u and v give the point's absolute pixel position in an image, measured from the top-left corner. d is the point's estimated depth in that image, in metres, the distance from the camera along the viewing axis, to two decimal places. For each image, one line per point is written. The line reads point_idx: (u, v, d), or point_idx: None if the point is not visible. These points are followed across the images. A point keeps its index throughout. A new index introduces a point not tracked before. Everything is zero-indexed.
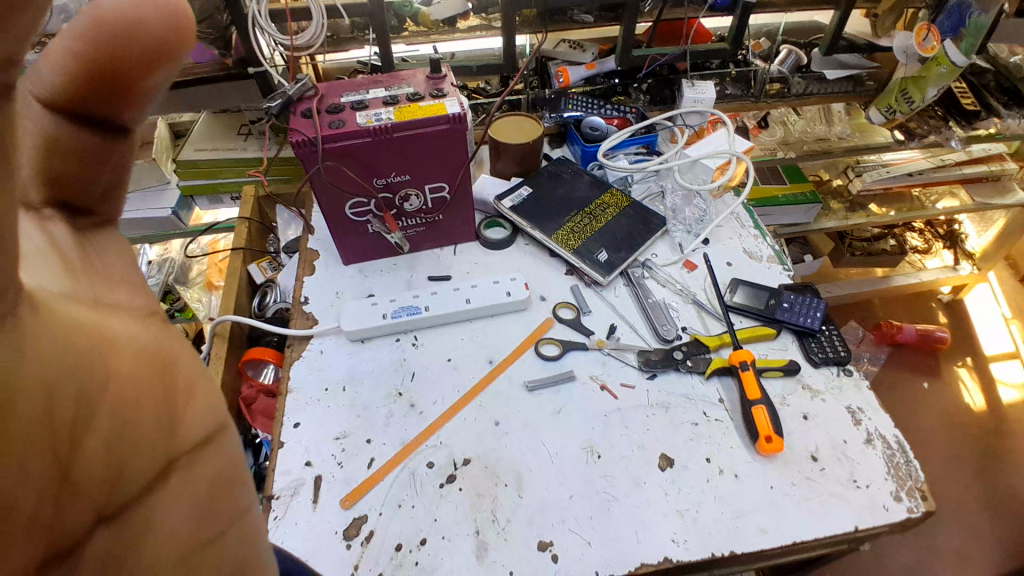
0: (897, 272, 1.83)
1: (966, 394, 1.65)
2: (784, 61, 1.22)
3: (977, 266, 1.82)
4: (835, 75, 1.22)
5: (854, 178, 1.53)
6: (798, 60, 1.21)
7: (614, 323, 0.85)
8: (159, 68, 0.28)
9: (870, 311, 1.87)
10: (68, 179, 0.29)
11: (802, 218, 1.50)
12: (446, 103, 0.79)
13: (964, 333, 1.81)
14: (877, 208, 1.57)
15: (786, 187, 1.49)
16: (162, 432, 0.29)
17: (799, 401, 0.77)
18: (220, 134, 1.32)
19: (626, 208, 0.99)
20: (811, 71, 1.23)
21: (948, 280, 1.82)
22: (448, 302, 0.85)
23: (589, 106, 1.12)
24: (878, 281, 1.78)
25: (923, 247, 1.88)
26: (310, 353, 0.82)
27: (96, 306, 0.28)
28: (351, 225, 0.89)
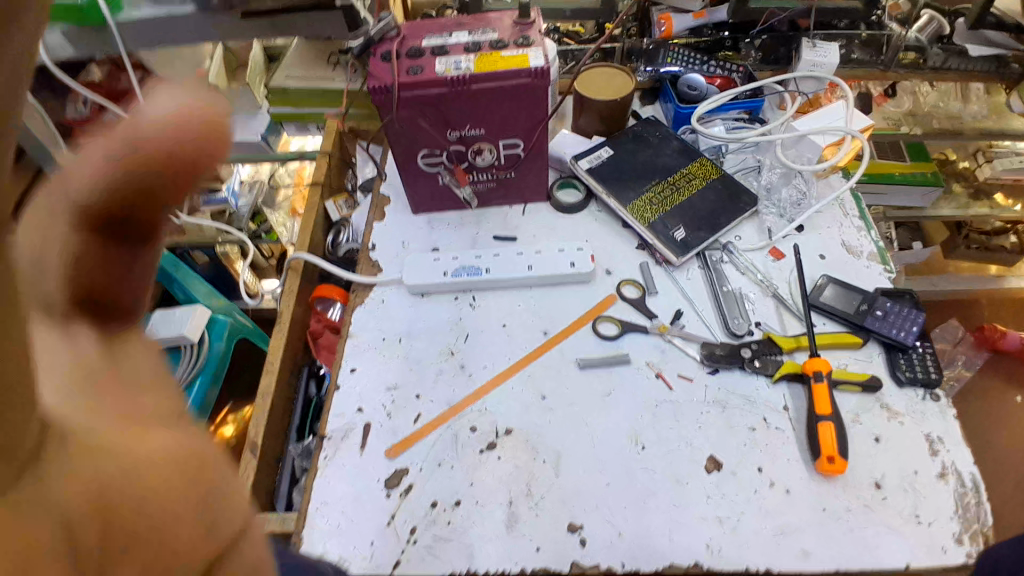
0: (1014, 271, 1.62)
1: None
2: (923, 28, 1.05)
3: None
4: (980, 51, 1.01)
5: (983, 163, 1.36)
6: (941, 29, 1.04)
7: (680, 308, 0.81)
8: (194, 185, 0.22)
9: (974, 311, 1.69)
10: (88, 294, 0.23)
11: (916, 201, 1.34)
12: (529, 55, 0.75)
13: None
14: (1003, 199, 1.37)
15: (905, 163, 1.31)
16: (197, 541, 0.23)
17: (872, 421, 0.71)
18: (311, 61, 1.32)
19: (714, 181, 0.91)
20: (952, 43, 1.03)
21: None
22: (511, 267, 0.84)
23: (690, 60, 1.01)
24: (990, 280, 1.58)
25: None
26: (372, 301, 0.85)
27: (116, 423, 0.22)
28: (422, 175, 0.87)
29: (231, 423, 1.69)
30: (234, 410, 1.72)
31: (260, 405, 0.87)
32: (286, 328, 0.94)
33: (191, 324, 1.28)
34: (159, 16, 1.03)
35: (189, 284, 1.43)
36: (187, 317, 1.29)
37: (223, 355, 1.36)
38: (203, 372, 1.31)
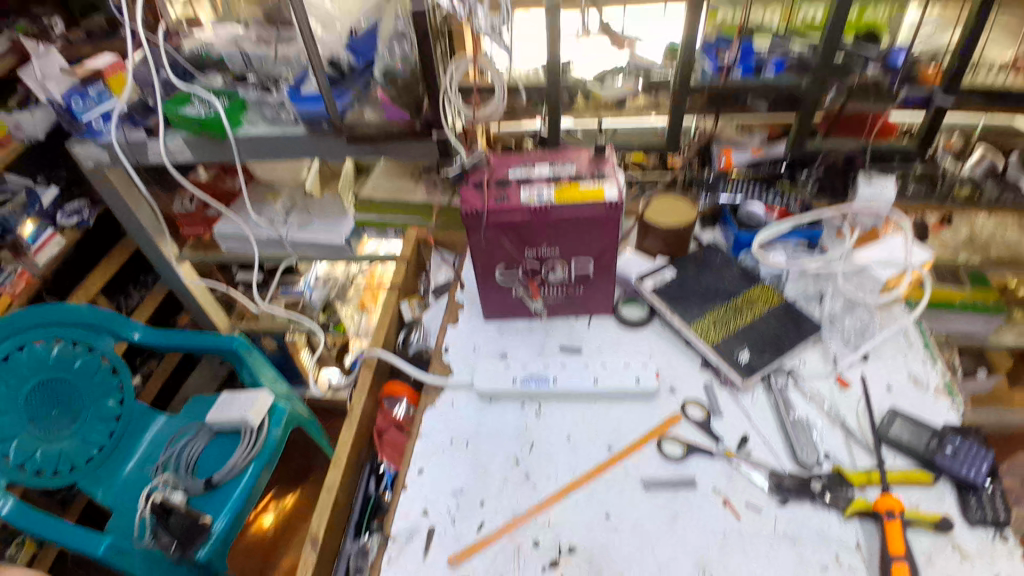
0: None
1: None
2: (976, 164, 1.11)
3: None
4: None
5: None
6: (994, 166, 1.10)
7: (746, 433, 0.81)
8: None
9: None
10: None
11: (980, 327, 1.32)
12: (604, 188, 0.83)
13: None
14: None
15: (967, 291, 1.28)
16: None
17: (944, 563, 0.67)
18: (395, 174, 1.47)
19: (776, 306, 0.93)
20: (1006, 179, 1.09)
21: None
22: (577, 379, 0.87)
23: (748, 190, 1.09)
24: None
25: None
26: (443, 403, 0.89)
27: None
28: (498, 287, 0.94)
29: (271, 512, 1.74)
30: (277, 497, 1.77)
31: (325, 499, 0.92)
32: (357, 421, 1.00)
33: (254, 407, 1.32)
34: (273, 134, 1.19)
35: (256, 369, 1.42)
36: (251, 402, 1.33)
37: (280, 442, 1.35)
38: (259, 458, 1.31)
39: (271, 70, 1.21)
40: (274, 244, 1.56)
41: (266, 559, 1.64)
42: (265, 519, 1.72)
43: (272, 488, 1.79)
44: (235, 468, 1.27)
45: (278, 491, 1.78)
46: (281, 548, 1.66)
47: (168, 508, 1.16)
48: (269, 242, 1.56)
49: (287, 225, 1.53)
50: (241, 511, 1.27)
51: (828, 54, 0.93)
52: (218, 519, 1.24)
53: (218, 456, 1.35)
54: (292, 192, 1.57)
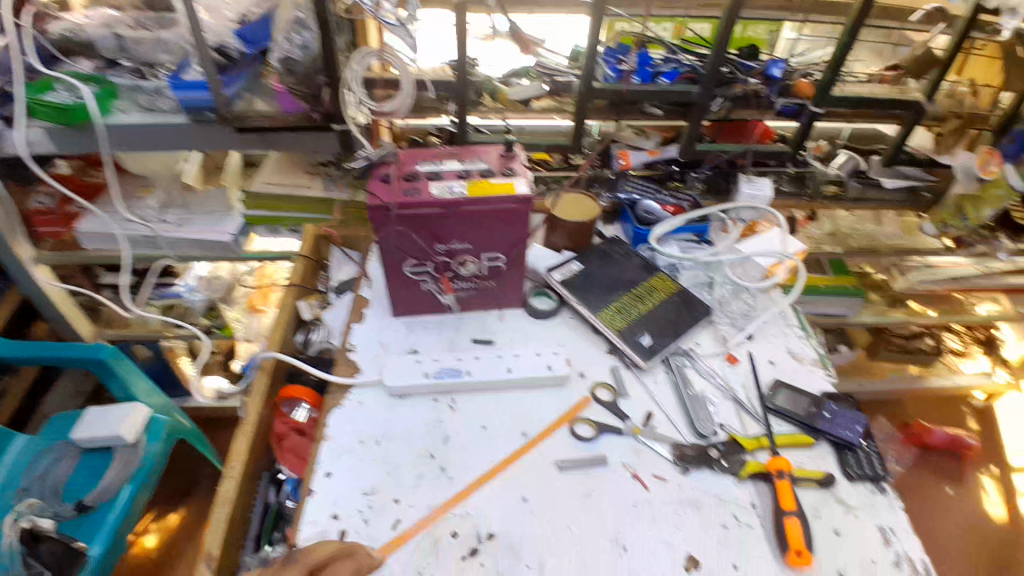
0: (933, 372, 1.82)
1: (988, 501, 1.64)
2: (842, 165, 1.30)
3: (1015, 374, 1.84)
4: (892, 185, 1.30)
5: (897, 275, 1.52)
6: (857, 166, 1.30)
7: (651, 410, 0.85)
8: None
9: (902, 410, 1.88)
10: None
11: (842, 308, 1.51)
12: (514, 184, 0.84)
13: (993, 439, 1.81)
14: (917, 306, 1.59)
15: (830, 277, 1.48)
16: None
17: (830, 514, 0.75)
18: (287, 169, 1.46)
19: (673, 294, 1.00)
20: (868, 177, 1.30)
21: (982, 386, 1.81)
22: (491, 370, 0.87)
23: (645, 190, 1.15)
24: (914, 380, 1.77)
25: (960, 349, 1.89)
26: (350, 403, 0.85)
27: None
28: (407, 282, 0.93)
29: (154, 532, 1.57)
30: (160, 517, 1.60)
31: (218, 514, 0.83)
32: (249, 431, 0.92)
33: (127, 421, 1.20)
34: (149, 124, 1.08)
35: (127, 379, 1.34)
36: (123, 415, 1.22)
37: (158, 459, 1.26)
38: (135, 478, 1.20)
39: (143, 54, 1.12)
40: (148, 244, 1.45)
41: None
42: (148, 540, 1.55)
43: (154, 507, 1.62)
44: (107, 492, 1.16)
45: (161, 510, 1.61)
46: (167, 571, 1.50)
47: (38, 535, 1.02)
48: (143, 242, 1.44)
49: (162, 224, 1.43)
50: (120, 533, 1.16)
51: (715, 69, 1.01)
52: (94, 543, 1.12)
53: (89, 475, 1.20)
54: (168, 185, 1.47)
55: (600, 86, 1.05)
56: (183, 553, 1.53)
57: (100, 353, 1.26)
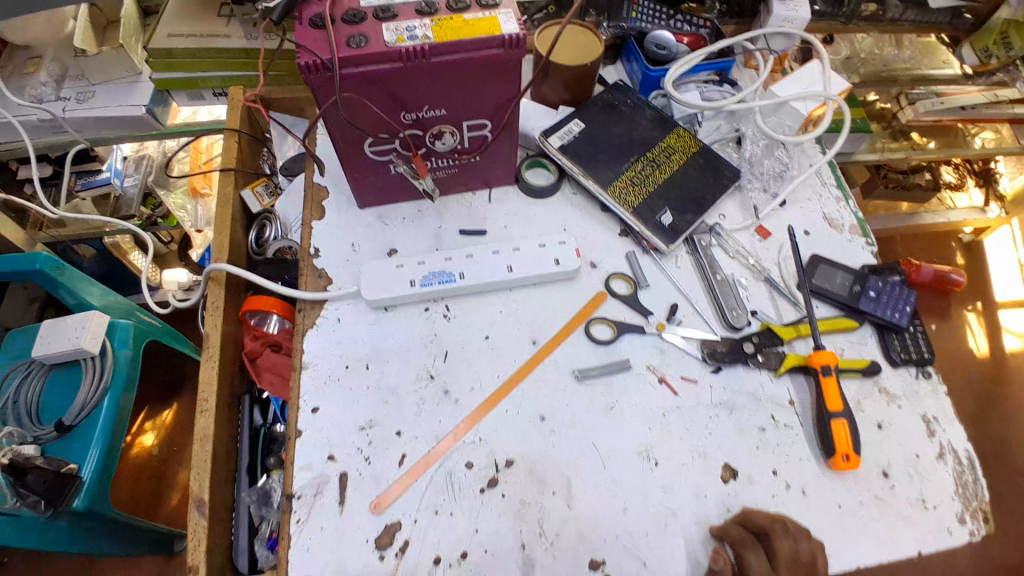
0: (926, 208, 1.76)
1: (972, 337, 1.70)
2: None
3: (1006, 211, 1.73)
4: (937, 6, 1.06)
5: (906, 104, 1.26)
6: None
7: (675, 302, 0.74)
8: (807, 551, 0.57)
9: (891, 249, 1.86)
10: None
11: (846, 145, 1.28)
12: (498, 19, 0.61)
13: (980, 274, 1.83)
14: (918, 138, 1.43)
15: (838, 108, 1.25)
16: None
17: (873, 407, 0.70)
18: (197, 15, 1.17)
19: (694, 155, 0.83)
20: None
21: (973, 222, 1.76)
22: (488, 269, 0.73)
23: (654, 16, 0.90)
24: (907, 217, 1.72)
25: (955, 183, 1.78)
26: (325, 322, 0.71)
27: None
28: (370, 165, 0.73)
29: (151, 432, 1.52)
30: (153, 417, 1.54)
31: (199, 455, 0.74)
32: (217, 353, 0.80)
33: (88, 332, 1.03)
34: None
35: (77, 287, 1.20)
36: (82, 325, 1.04)
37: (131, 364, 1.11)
38: (113, 387, 1.07)
39: None
40: (52, 129, 1.20)
41: (159, 479, 1.46)
42: (146, 439, 1.51)
43: (143, 408, 1.55)
44: (87, 407, 1.03)
45: (152, 409, 1.55)
46: (174, 466, 1.48)
47: (22, 466, 0.90)
48: (42, 127, 1.20)
49: (63, 103, 1.18)
50: (114, 443, 1.06)
51: None
52: (87, 459, 1.02)
53: (64, 392, 1.09)
54: (59, 54, 1.19)
55: None
56: (187, 448, 1.50)
57: (36, 263, 1.09)
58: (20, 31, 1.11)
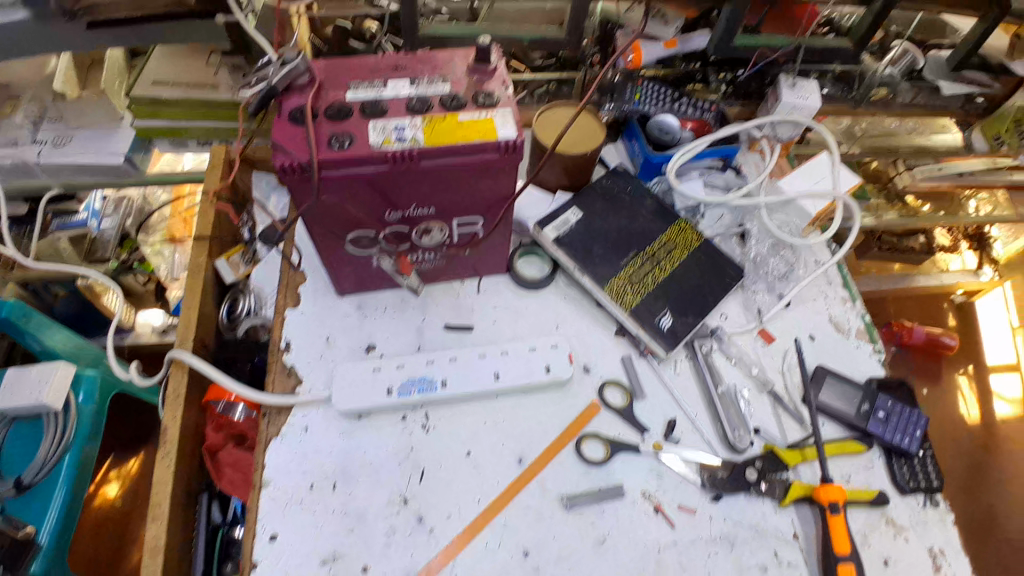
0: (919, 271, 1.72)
1: (963, 402, 1.61)
2: (896, 61, 1.01)
3: (999, 273, 1.71)
4: (952, 91, 1.02)
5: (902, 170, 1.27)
6: (914, 63, 1.01)
7: (674, 417, 0.69)
8: None
9: (883, 309, 1.75)
10: None
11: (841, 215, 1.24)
12: (496, 121, 0.56)
13: (971, 335, 1.73)
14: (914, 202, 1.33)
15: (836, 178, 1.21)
16: None
17: (880, 542, 0.64)
18: (183, 64, 1.12)
19: (697, 249, 0.78)
20: (924, 78, 1.03)
21: (965, 285, 1.72)
22: (472, 377, 0.67)
23: (659, 99, 0.86)
24: (901, 280, 1.68)
25: (949, 246, 1.69)
26: (291, 429, 0.65)
27: None
28: (350, 258, 0.67)
29: (115, 481, 1.35)
30: (118, 465, 1.37)
31: (148, 569, 0.67)
32: (176, 448, 0.73)
33: (52, 386, 0.94)
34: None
35: (43, 334, 1.12)
36: (46, 377, 0.95)
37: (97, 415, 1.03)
38: (77, 441, 0.98)
39: None
40: (22, 172, 1.13)
41: (121, 536, 1.29)
42: (110, 489, 1.34)
43: (107, 455, 1.37)
44: (49, 463, 0.93)
45: (117, 458, 1.38)
46: (137, 520, 1.30)
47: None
48: (15, 171, 1.14)
49: (39, 147, 1.12)
50: (76, 501, 0.97)
51: None
52: (46, 521, 0.92)
53: (20, 448, 0.97)
54: (37, 95, 1.11)
55: None
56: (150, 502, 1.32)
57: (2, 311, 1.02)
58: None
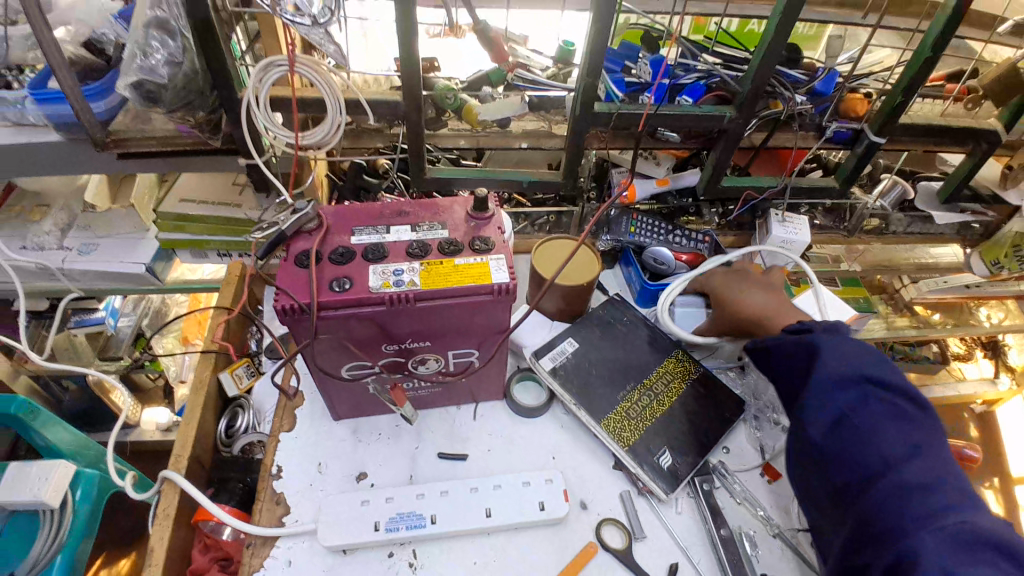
0: (933, 380, 1.59)
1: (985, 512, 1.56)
2: (885, 193, 1.03)
3: (1016, 381, 1.62)
4: (947, 220, 1.01)
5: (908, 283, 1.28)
6: (905, 194, 1.02)
7: (676, 563, 0.65)
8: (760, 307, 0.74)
9: None
10: None
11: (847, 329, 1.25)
12: (491, 267, 0.60)
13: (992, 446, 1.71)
14: (923, 314, 1.35)
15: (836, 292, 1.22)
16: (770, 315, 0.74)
17: None
18: (212, 186, 1.21)
19: (694, 380, 0.78)
20: (915, 208, 1.06)
21: (985, 394, 1.60)
22: (464, 512, 0.65)
23: (654, 231, 0.91)
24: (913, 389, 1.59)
25: (961, 353, 1.65)
26: (274, 563, 0.63)
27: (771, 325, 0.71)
28: (347, 387, 0.68)
29: None
30: (109, 564, 1.33)
31: None
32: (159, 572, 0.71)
33: (52, 484, 0.93)
34: (16, 144, 0.85)
35: (47, 431, 1.13)
36: (47, 475, 0.95)
37: (91, 520, 1.02)
38: (70, 545, 0.97)
39: (11, 55, 0.89)
40: (48, 278, 1.19)
41: None
42: None
43: (101, 551, 1.35)
44: (38, 564, 0.93)
45: (113, 553, 1.35)
46: None
47: None
48: (38, 274, 1.19)
49: (63, 253, 1.17)
50: None
51: (758, 82, 0.73)
52: None
53: (16, 548, 0.97)
54: (69, 204, 1.21)
55: (601, 108, 0.75)
56: None
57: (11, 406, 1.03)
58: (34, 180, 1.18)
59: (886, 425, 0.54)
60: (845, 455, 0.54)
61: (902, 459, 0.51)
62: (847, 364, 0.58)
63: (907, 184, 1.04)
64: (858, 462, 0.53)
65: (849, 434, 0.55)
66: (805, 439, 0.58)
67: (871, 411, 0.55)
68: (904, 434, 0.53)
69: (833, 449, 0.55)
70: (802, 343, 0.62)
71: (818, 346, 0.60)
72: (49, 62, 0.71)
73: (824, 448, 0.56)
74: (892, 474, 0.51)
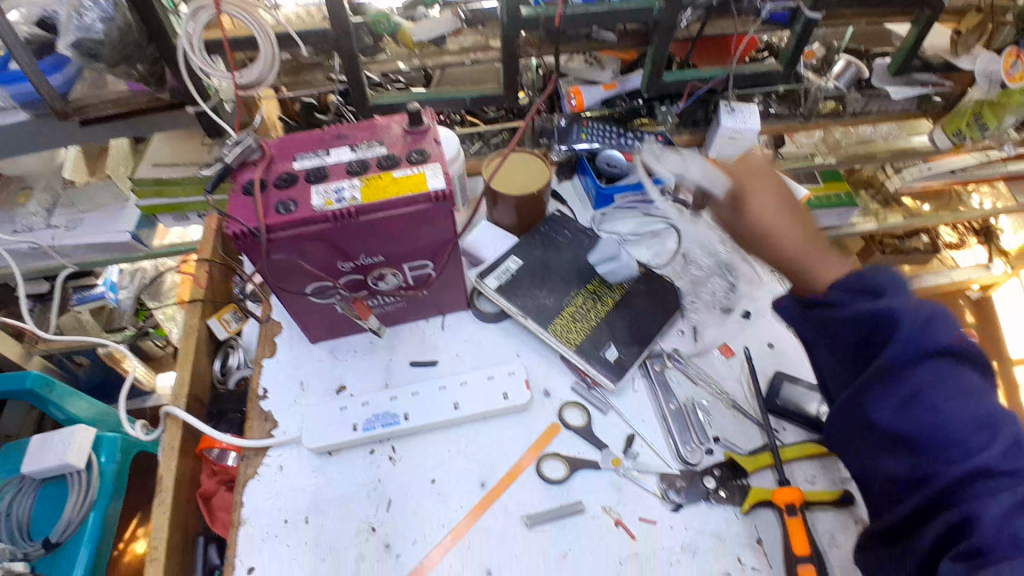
0: (926, 270, 1.58)
1: None
2: (840, 75, 1.02)
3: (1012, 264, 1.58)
4: (903, 95, 1.01)
5: (891, 173, 1.28)
6: (859, 74, 1.02)
7: (632, 434, 0.71)
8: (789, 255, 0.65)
9: None
10: None
11: (834, 222, 1.25)
12: (426, 175, 0.63)
13: (992, 332, 1.70)
14: (911, 203, 1.32)
15: (815, 186, 1.22)
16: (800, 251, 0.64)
17: (849, 543, 0.64)
18: (180, 143, 1.21)
19: (647, 274, 0.82)
20: (871, 86, 1.03)
21: (979, 280, 1.57)
22: (434, 409, 0.71)
23: (606, 135, 0.93)
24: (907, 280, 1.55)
25: (955, 242, 1.59)
26: (268, 470, 0.70)
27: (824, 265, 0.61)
28: (316, 307, 0.73)
29: (143, 537, 1.38)
30: (145, 522, 1.40)
31: None
32: (172, 495, 0.78)
33: (73, 447, 1.00)
34: None
35: (67, 402, 1.19)
36: (68, 439, 1.02)
37: (118, 474, 1.10)
38: (101, 498, 1.05)
39: None
40: (40, 255, 1.24)
41: None
42: (139, 546, 1.35)
43: (135, 513, 1.42)
44: (73, 523, 1.00)
45: (145, 513, 1.42)
46: None
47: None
48: (32, 254, 1.24)
49: (52, 231, 1.21)
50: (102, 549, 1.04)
51: None
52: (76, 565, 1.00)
53: (55, 509, 1.05)
54: (49, 183, 1.26)
55: (527, 13, 0.76)
56: None
57: (25, 382, 1.08)
58: (13, 162, 1.21)
59: (960, 403, 0.47)
60: (922, 435, 0.47)
61: (979, 439, 0.46)
62: (929, 335, 0.48)
63: (860, 63, 1.03)
64: (938, 439, 0.46)
65: (924, 414, 0.47)
66: (868, 414, 0.50)
67: (946, 386, 0.47)
68: (976, 409, 0.47)
69: (907, 430, 0.48)
70: (869, 309, 0.51)
71: (901, 316, 0.49)
72: (5, 43, 0.73)
73: (892, 430, 0.49)
74: (968, 457, 0.45)
